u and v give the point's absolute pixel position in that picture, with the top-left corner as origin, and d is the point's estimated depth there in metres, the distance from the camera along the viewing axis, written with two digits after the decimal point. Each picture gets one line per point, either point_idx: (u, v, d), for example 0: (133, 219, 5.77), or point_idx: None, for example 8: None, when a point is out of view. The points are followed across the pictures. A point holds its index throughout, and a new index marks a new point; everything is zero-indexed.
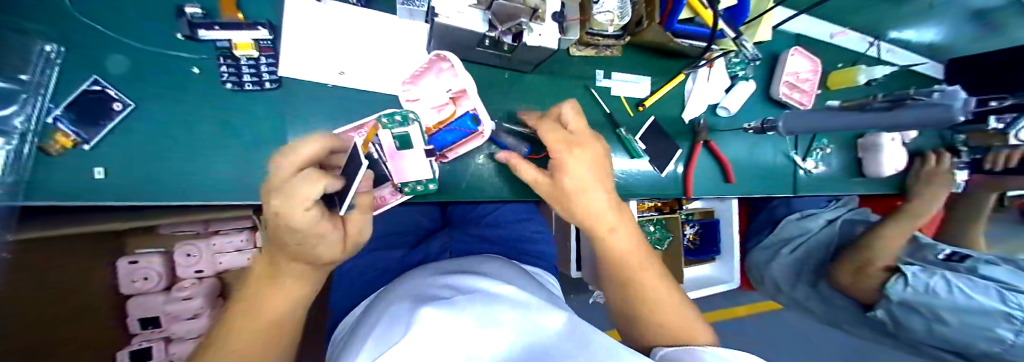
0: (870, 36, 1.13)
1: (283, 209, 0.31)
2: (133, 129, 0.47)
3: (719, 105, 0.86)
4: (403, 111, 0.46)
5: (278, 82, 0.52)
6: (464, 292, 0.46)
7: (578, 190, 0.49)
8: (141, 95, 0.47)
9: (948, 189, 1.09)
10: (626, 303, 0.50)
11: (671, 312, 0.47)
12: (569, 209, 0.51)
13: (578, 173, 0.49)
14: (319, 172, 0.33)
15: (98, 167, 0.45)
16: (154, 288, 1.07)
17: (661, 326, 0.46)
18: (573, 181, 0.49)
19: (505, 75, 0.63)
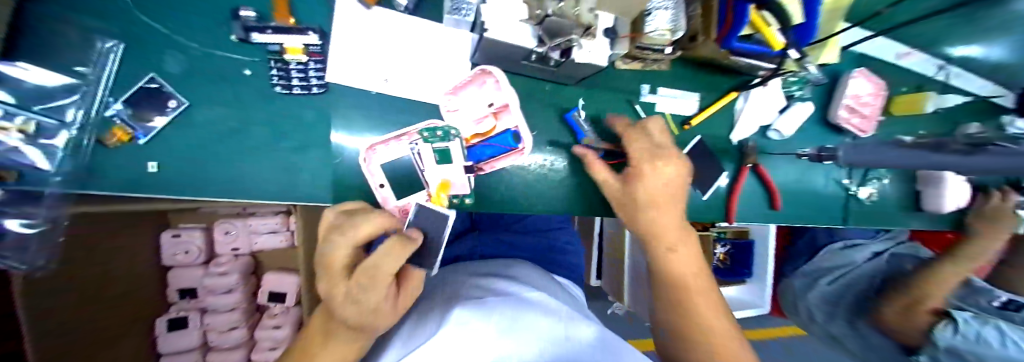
0: (939, 59, 0.99)
1: (363, 291, 0.36)
2: (184, 125, 0.49)
3: (771, 127, 0.81)
4: (445, 127, 0.53)
5: (325, 87, 0.52)
6: (496, 294, 0.56)
7: (651, 196, 0.51)
8: (194, 93, 0.49)
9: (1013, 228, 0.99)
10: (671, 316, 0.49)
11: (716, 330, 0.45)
12: (637, 213, 0.52)
13: (656, 179, 0.52)
14: (395, 243, 0.37)
15: (152, 161, 0.48)
16: (194, 262, 1.13)
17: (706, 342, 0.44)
18: (650, 186, 0.51)
19: (547, 87, 0.61)
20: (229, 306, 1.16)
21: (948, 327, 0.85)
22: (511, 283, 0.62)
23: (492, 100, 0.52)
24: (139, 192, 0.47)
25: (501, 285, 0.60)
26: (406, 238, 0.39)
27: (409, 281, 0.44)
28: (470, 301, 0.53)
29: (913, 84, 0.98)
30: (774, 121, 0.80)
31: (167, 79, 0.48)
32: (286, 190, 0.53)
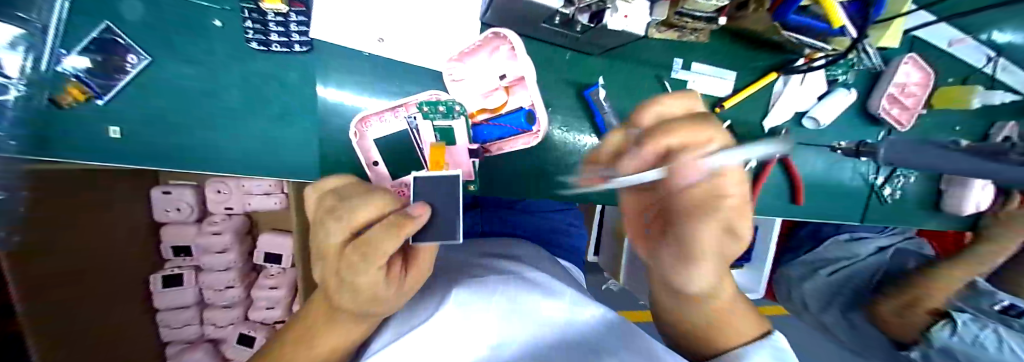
0: (991, 49, 0.87)
1: (357, 268, 0.30)
2: (150, 86, 0.43)
3: (807, 114, 0.73)
4: (449, 102, 0.47)
5: (309, 45, 0.45)
6: (500, 275, 0.51)
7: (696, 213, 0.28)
8: (156, 47, 0.42)
9: None
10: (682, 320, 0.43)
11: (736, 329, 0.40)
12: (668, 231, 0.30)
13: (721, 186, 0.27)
14: (397, 221, 0.32)
15: (114, 126, 0.43)
16: (187, 220, 1.03)
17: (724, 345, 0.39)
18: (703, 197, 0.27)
19: (566, 56, 0.53)
20: (225, 265, 1.06)
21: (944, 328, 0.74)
22: (513, 264, 0.58)
23: (506, 71, 0.45)
24: (103, 159, 0.43)
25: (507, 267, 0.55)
26: (405, 215, 0.33)
27: (420, 260, 0.37)
28: (472, 281, 0.48)
29: (958, 76, 0.88)
30: (812, 108, 0.73)
31: (124, 30, 0.41)
32: (264, 164, 0.48)
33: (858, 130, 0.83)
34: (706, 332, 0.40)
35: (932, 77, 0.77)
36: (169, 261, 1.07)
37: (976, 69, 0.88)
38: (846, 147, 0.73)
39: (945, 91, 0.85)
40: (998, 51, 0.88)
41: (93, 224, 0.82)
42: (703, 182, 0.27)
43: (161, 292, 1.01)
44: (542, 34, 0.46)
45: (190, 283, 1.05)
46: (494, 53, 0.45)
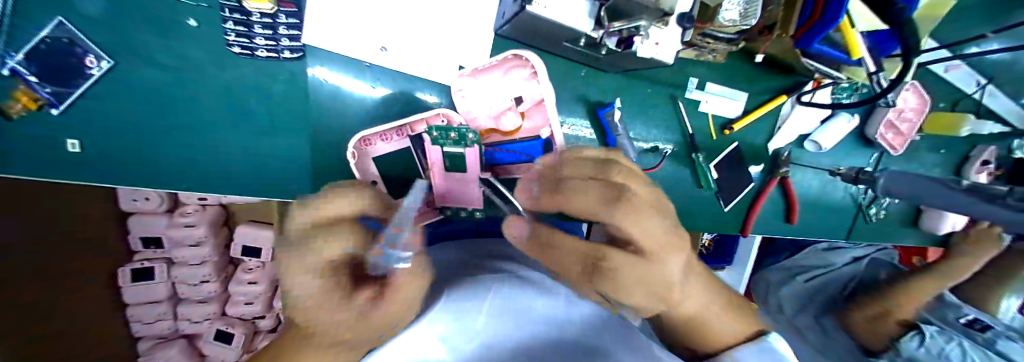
0: (983, 76, 0.88)
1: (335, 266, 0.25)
2: (114, 92, 0.36)
3: (809, 138, 0.73)
4: (461, 128, 0.44)
5: (300, 52, 0.40)
6: (495, 259, 0.41)
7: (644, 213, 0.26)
8: (121, 48, 0.36)
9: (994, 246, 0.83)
10: None
11: None
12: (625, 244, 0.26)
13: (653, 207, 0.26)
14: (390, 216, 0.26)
15: (72, 139, 0.36)
16: (158, 210, 0.83)
17: None
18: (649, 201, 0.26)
19: (581, 73, 0.50)
20: (199, 259, 0.92)
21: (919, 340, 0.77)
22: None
23: (522, 93, 0.45)
24: (58, 178, 0.36)
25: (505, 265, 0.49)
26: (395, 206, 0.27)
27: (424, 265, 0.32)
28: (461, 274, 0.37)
29: (949, 101, 0.89)
30: (814, 131, 0.72)
31: (80, 27, 0.34)
32: (251, 181, 0.43)
33: (855, 154, 0.83)
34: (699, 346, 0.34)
35: (927, 104, 0.78)
36: (139, 251, 0.90)
37: (967, 93, 0.89)
38: (845, 173, 0.73)
39: (937, 116, 0.87)
40: (991, 79, 0.89)
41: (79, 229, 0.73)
42: (655, 222, 0.26)
43: (130, 287, 0.89)
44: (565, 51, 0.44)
45: (161, 277, 0.91)
46: (510, 72, 0.44)
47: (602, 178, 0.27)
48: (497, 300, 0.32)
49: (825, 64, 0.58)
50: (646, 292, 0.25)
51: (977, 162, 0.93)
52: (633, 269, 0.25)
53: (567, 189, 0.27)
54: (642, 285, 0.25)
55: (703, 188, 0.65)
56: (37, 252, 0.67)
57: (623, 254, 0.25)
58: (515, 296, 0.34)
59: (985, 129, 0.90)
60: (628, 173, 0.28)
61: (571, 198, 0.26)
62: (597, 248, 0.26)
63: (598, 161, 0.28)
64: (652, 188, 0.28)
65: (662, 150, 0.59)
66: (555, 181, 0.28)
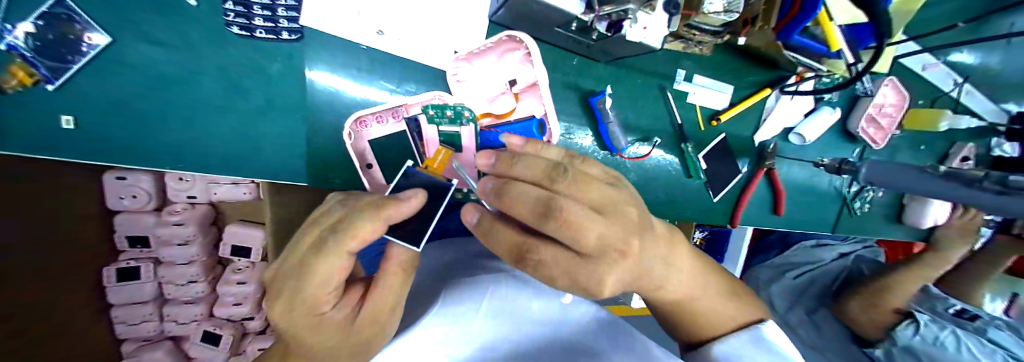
0: (958, 75, 0.94)
1: (327, 258, 0.29)
2: (109, 70, 0.36)
3: (794, 131, 0.76)
4: (457, 106, 0.46)
5: (299, 33, 0.41)
6: (491, 272, 0.54)
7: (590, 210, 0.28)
8: (120, 27, 0.36)
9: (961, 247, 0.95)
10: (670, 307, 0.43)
11: (716, 322, 0.42)
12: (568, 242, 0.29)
13: (592, 196, 0.29)
14: (377, 208, 0.31)
15: (67, 115, 0.36)
16: (145, 208, 0.82)
17: (696, 321, 0.42)
18: (593, 199, 0.29)
19: (574, 62, 0.51)
20: (187, 259, 0.91)
21: (909, 328, 0.87)
22: (505, 262, 0.59)
23: (517, 76, 0.45)
24: (43, 155, 0.35)
25: (500, 266, 0.57)
26: (390, 197, 0.32)
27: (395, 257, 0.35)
28: (463, 281, 0.51)
29: (929, 98, 0.93)
30: (798, 124, 0.75)
31: (80, 4, 0.34)
32: (244, 163, 0.44)
33: (837, 147, 0.86)
34: (685, 325, 0.43)
35: (906, 99, 0.82)
36: (125, 250, 0.88)
37: (945, 91, 0.94)
38: (827, 164, 0.75)
39: (918, 113, 0.90)
40: (965, 77, 0.94)
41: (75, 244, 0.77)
42: (596, 233, 0.28)
43: (115, 287, 0.87)
44: (559, 39, 0.45)
45: (147, 277, 0.90)
46: (504, 56, 0.44)
47: (550, 188, 0.29)
48: (492, 303, 0.47)
49: (808, 57, 0.59)
50: (571, 282, 0.31)
51: (956, 157, 0.98)
52: (559, 261, 0.30)
53: (510, 197, 0.29)
54: (568, 275, 0.30)
55: (691, 178, 0.67)
56: (36, 251, 0.68)
57: (556, 251, 0.30)
58: (506, 305, 0.48)
59: (963, 125, 0.94)
60: (581, 182, 0.29)
61: (513, 206, 0.29)
62: (529, 241, 0.31)
63: (552, 163, 0.30)
64: (609, 191, 0.30)
65: (652, 140, 0.60)
66: (501, 185, 0.30)
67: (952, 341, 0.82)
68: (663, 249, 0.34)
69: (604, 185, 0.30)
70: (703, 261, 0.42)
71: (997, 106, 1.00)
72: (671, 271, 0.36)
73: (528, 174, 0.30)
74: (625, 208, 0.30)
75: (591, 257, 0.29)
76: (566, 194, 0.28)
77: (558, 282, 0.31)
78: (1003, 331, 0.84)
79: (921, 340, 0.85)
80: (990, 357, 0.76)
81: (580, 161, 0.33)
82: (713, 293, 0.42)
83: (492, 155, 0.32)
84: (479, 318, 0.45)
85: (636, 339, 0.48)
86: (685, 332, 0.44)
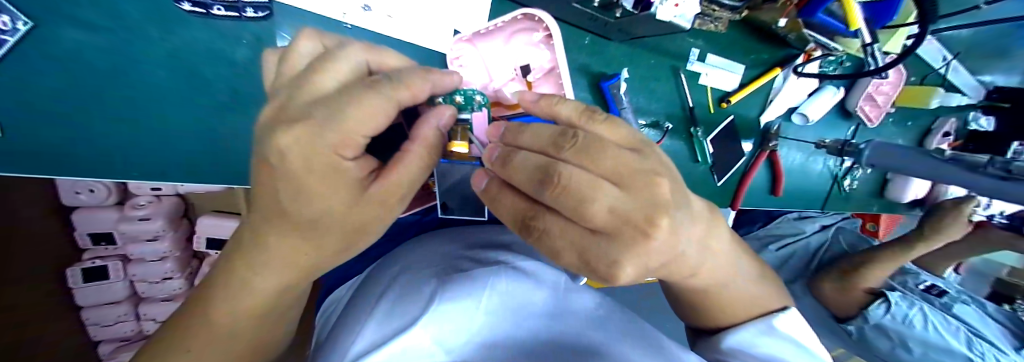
0: (948, 52, 0.92)
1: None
2: (33, 64, 0.33)
3: (797, 110, 0.74)
4: (467, 90, 0.36)
5: (266, 10, 0.37)
6: (488, 265, 0.50)
7: (594, 184, 0.21)
8: (44, 10, 0.32)
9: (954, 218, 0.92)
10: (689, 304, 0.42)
11: (733, 319, 0.41)
12: (572, 217, 0.23)
13: (598, 161, 0.22)
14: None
15: None
16: (105, 204, 0.74)
17: (717, 313, 0.40)
18: (603, 168, 0.22)
19: (586, 41, 0.47)
20: (158, 255, 0.83)
21: (881, 307, 0.92)
22: (504, 252, 0.55)
23: (529, 62, 0.41)
24: None
25: (497, 257, 0.53)
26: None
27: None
28: (459, 276, 0.46)
29: (920, 75, 0.92)
30: (802, 104, 0.73)
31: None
32: (218, 163, 0.41)
33: (834, 126, 0.84)
34: (699, 315, 0.42)
35: (904, 75, 0.79)
36: (89, 249, 0.82)
37: (934, 69, 0.93)
38: (829, 145, 0.73)
39: (909, 90, 0.90)
40: (954, 54, 0.93)
41: (47, 260, 0.80)
42: (604, 204, 0.21)
43: (82, 288, 0.83)
44: (586, 22, 0.44)
45: (118, 275, 0.84)
46: (514, 38, 0.41)
47: (555, 155, 0.24)
48: (492, 297, 0.43)
49: (823, 34, 0.57)
50: (578, 259, 0.25)
51: (938, 134, 0.97)
52: (564, 232, 0.24)
53: (512, 163, 0.25)
54: (574, 249, 0.25)
55: (699, 162, 0.64)
56: (41, 269, 0.79)
57: (559, 221, 0.24)
58: (507, 299, 0.43)
59: (950, 103, 0.94)
60: (591, 146, 0.23)
61: (517, 173, 0.25)
62: (534, 209, 0.26)
63: (559, 128, 0.25)
64: (629, 157, 0.23)
65: (663, 125, 0.57)
66: (508, 151, 0.26)
67: (919, 319, 0.90)
68: (703, 233, 0.30)
69: (622, 150, 0.23)
70: (732, 261, 0.38)
71: (976, 81, 1.00)
72: (693, 274, 0.33)
73: (533, 146, 0.25)
74: (655, 181, 0.23)
75: (605, 233, 0.23)
76: (572, 163, 0.23)
77: (562, 258, 0.26)
78: (968, 306, 0.95)
79: (891, 319, 0.92)
80: (956, 335, 0.87)
81: (600, 124, 0.25)
82: (734, 291, 0.39)
83: (503, 126, 0.29)
84: (479, 311, 0.41)
85: (653, 330, 0.44)
86: (700, 322, 0.43)
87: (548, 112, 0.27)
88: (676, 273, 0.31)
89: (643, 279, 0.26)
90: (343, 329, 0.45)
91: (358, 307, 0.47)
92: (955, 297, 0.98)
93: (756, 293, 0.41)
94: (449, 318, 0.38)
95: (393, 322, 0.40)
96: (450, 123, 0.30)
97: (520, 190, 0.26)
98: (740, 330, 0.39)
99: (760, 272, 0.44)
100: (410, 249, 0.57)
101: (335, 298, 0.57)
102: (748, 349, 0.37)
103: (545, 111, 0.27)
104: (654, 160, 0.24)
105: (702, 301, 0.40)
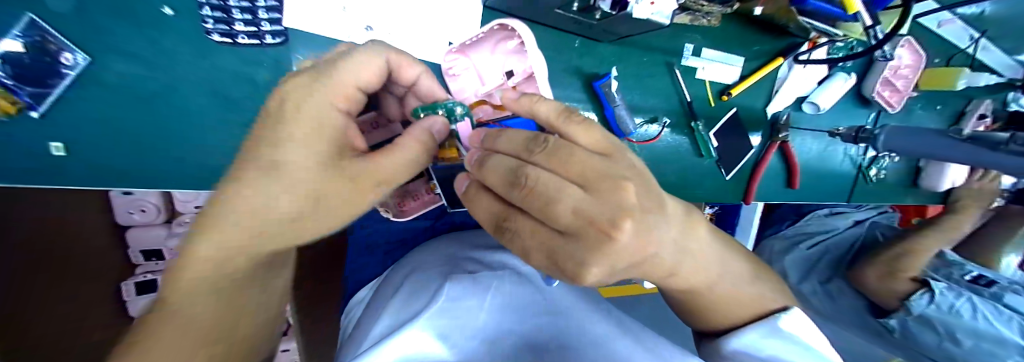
0: (974, 30, 0.87)
1: None
2: (91, 91, 0.37)
3: (807, 100, 0.72)
4: (447, 103, 0.35)
5: (283, 36, 0.42)
6: (493, 269, 0.52)
7: (559, 188, 0.24)
8: (101, 45, 0.37)
9: (980, 210, 0.94)
10: (677, 299, 0.42)
11: (735, 310, 0.41)
12: (543, 217, 0.25)
13: (575, 166, 0.25)
14: None
15: (55, 142, 0.37)
16: None
17: (715, 305, 0.40)
18: (574, 172, 0.25)
19: (575, 44, 0.49)
20: None
21: (924, 297, 0.87)
22: (510, 254, 0.57)
23: (513, 67, 0.42)
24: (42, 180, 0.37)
25: (502, 261, 0.55)
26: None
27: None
28: (463, 277, 0.48)
29: (944, 56, 0.87)
30: (812, 93, 0.71)
31: (55, 25, 0.34)
32: None
33: (852, 114, 0.80)
34: (701, 314, 0.42)
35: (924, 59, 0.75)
36: None
37: (959, 49, 0.88)
38: (843, 133, 0.71)
39: (933, 73, 0.84)
40: (980, 32, 0.88)
41: None
42: (568, 205, 0.24)
43: None
44: (573, 27, 0.46)
45: None
46: (498, 47, 0.43)
47: (527, 158, 0.26)
48: (495, 298, 0.45)
49: (822, 21, 0.56)
50: (548, 259, 0.27)
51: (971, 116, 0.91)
52: (534, 234, 0.27)
53: (487, 166, 0.28)
54: (542, 249, 0.27)
55: (703, 157, 0.64)
56: None
57: (530, 221, 0.27)
58: (509, 299, 0.46)
59: (981, 83, 0.89)
60: (560, 151, 0.25)
61: (491, 174, 0.27)
62: (506, 210, 0.28)
63: (533, 133, 0.27)
64: (594, 162, 0.25)
65: (661, 120, 0.58)
66: (484, 155, 0.29)
67: (967, 309, 0.84)
68: (682, 218, 0.32)
69: (589, 155, 0.25)
70: (721, 256, 0.39)
71: (1010, 58, 0.93)
72: (676, 274, 0.33)
73: (508, 151, 0.27)
74: (620, 186, 0.24)
75: (572, 236, 0.25)
76: (543, 166, 0.26)
77: (532, 258, 0.28)
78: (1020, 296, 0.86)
79: (936, 310, 0.85)
80: (1009, 325, 0.79)
81: (575, 125, 0.27)
82: (727, 288, 0.40)
83: (483, 133, 0.31)
84: (480, 311, 0.43)
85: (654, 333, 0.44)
86: (701, 323, 0.44)
87: (529, 109, 0.28)
88: (653, 272, 0.32)
89: (621, 266, 0.27)
90: (357, 328, 0.48)
91: (370, 309, 0.50)
92: (1007, 287, 0.90)
93: (750, 293, 0.42)
94: (450, 317, 0.41)
95: (401, 317, 0.42)
96: (443, 129, 0.33)
97: (495, 192, 0.28)
98: (741, 335, 0.39)
99: (754, 273, 0.45)
100: (423, 251, 0.60)
101: (353, 301, 0.61)
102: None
103: (523, 110, 0.28)
104: (620, 162, 0.26)
105: (701, 297, 0.40)
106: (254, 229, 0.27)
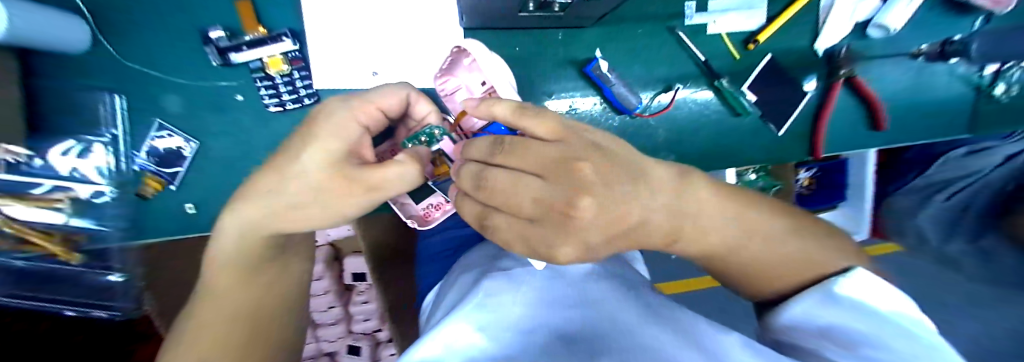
0: None
1: None
2: (202, 164, 0.53)
3: (872, 23, 0.59)
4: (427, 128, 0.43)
5: (315, 96, 0.51)
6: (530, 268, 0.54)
7: (517, 179, 0.27)
8: (202, 132, 0.51)
9: None
10: (716, 267, 0.40)
11: (780, 272, 0.38)
12: (511, 208, 0.28)
13: (532, 158, 0.27)
14: None
15: (188, 203, 0.53)
16: None
17: (753, 270, 0.38)
18: (534, 165, 0.27)
19: (559, 36, 0.51)
20: (323, 290, 1.11)
21: None
22: None
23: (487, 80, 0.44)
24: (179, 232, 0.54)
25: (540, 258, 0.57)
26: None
27: None
28: (501, 277, 0.52)
29: None
30: (876, 13, 0.58)
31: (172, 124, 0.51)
32: None
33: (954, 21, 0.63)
34: (747, 281, 0.39)
35: None
36: None
37: None
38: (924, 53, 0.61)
39: None
40: None
41: None
42: (527, 195, 0.26)
43: None
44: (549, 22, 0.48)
45: None
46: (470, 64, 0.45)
47: (491, 160, 0.30)
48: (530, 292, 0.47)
49: None
50: (527, 247, 0.29)
51: None
52: (509, 227, 0.29)
53: (463, 174, 0.32)
54: (519, 238, 0.29)
55: (742, 115, 0.59)
56: None
57: (504, 217, 0.29)
58: (545, 293, 0.47)
59: None
60: (517, 147, 0.28)
61: (466, 181, 0.31)
62: (486, 210, 0.31)
63: (494, 138, 0.30)
64: (549, 151, 0.27)
65: (674, 87, 0.56)
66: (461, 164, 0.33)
67: None
68: (676, 183, 0.31)
69: (544, 146, 0.27)
70: (741, 216, 0.36)
71: None
72: (680, 240, 0.33)
73: (480, 158, 0.31)
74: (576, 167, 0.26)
75: (538, 221, 0.27)
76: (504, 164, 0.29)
77: (516, 247, 0.30)
78: None
79: None
80: None
81: (530, 119, 0.29)
82: (757, 248, 0.37)
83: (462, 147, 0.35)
84: (514, 305, 0.45)
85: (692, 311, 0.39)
86: (752, 291, 0.41)
87: (487, 113, 0.31)
88: (654, 242, 0.32)
89: (603, 241, 0.28)
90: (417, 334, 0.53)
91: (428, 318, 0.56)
92: None
93: (795, 256, 0.38)
94: (485, 310, 0.43)
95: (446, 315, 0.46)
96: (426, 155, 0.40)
97: (474, 197, 0.32)
98: (795, 304, 0.35)
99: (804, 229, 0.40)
100: (472, 252, 0.66)
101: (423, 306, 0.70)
102: (829, 355, 0.29)
103: (483, 114, 0.31)
104: (576, 143, 0.28)
105: (728, 260, 0.38)
106: (269, 226, 0.36)
